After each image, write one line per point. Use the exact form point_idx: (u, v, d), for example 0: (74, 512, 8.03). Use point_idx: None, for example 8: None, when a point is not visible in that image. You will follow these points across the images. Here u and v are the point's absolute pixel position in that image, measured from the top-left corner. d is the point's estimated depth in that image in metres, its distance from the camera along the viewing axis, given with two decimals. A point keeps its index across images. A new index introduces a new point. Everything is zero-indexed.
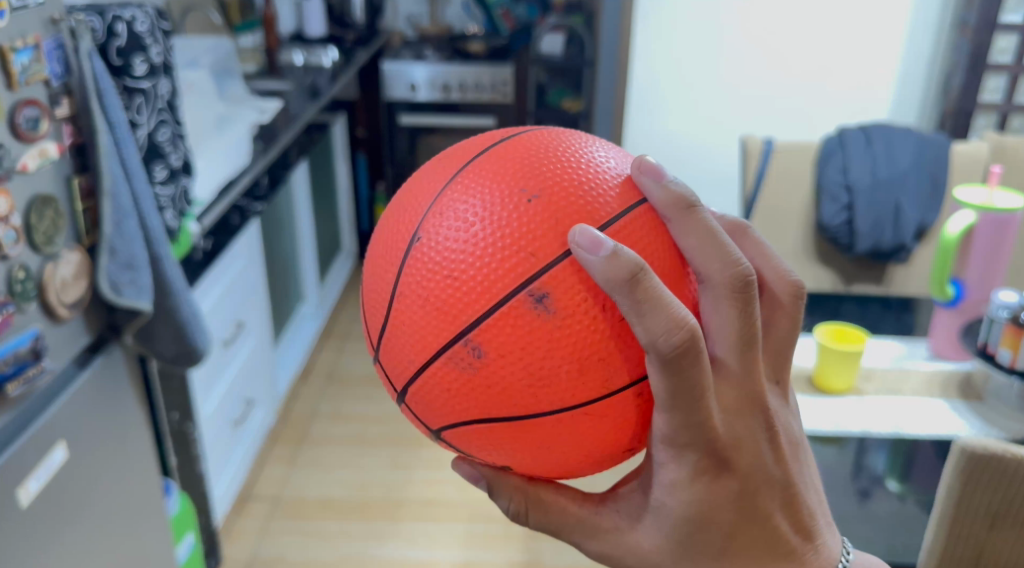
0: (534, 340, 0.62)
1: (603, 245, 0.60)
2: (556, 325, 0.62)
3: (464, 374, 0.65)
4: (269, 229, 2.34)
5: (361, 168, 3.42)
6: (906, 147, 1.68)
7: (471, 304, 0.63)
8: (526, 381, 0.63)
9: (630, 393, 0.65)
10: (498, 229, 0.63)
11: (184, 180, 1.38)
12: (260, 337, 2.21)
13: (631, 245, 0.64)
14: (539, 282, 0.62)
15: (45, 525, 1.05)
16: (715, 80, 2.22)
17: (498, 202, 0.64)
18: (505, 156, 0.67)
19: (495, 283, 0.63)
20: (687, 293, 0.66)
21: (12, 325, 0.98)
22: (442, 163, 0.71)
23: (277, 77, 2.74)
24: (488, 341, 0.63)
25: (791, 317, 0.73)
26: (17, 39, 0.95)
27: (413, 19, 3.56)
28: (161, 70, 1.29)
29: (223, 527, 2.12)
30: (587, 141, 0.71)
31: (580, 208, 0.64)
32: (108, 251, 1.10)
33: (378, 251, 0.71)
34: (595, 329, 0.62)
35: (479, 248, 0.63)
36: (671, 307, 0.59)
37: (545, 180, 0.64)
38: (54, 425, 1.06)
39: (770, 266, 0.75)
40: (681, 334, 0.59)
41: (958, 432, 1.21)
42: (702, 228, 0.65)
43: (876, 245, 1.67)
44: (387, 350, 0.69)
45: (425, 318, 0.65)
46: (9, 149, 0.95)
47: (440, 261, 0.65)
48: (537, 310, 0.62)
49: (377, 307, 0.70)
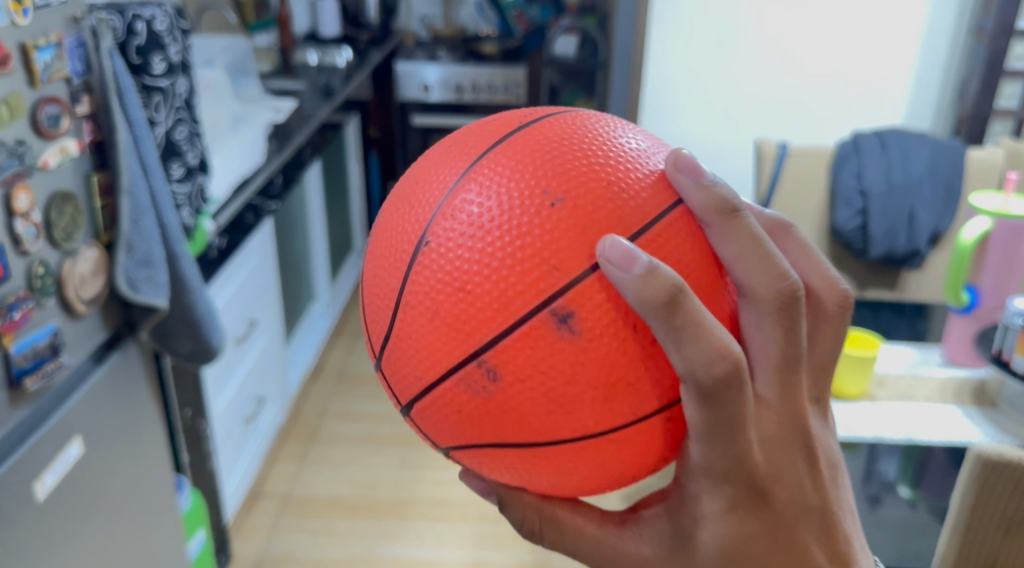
0: (557, 364, 0.61)
1: (637, 262, 0.58)
2: (582, 347, 0.61)
3: (478, 397, 0.64)
4: (282, 227, 2.35)
5: (373, 167, 3.40)
6: (921, 152, 1.68)
7: (486, 321, 0.62)
8: (546, 405, 0.62)
9: (660, 417, 0.64)
10: (517, 240, 0.61)
11: (200, 178, 1.39)
12: (272, 335, 2.22)
13: (664, 254, 0.62)
14: (562, 299, 0.61)
15: (59, 520, 1.06)
16: (729, 83, 2.21)
17: (518, 208, 0.62)
18: (523, 153, 0.65)
19: (513, 300, 0.61)
20: (723, 303, 0.64)
21: (31, 320, 0.99)
22: (454, 156, 0.68)
23: (291, 76, 2.75)
24: (504, 363, 0.62)
25: (835, 330, 0.72)
26: (40, 37, 0.96)
27: (427, 19, 3.58)
28: (179, 68, 1.30)
29: (233, 524, 2.13)
30: (612, 131, 0.68)
31: (608, 215, 0.62)
32: (126, 248, 1.11)
33: (381, 251, 0.69)
34: (625, 351, 0.61)
35: (495, 259, 0.62)
36: (714, 336, 0.58)
37: (568, 184, 0.62)
38: (69, 421, 1.07)
39: (815, 269, 0.73)
40: (723, 365, 0.59)
41: (972, 439, 1.21)
42: (746, 234, 0.63)
43: (890, 251, 1.67)
44: (393, 364, 0.68)
45: (436, 333, 0.64)
46: (31, 145, 0.96)
47: (452, 272, 0.63)
48: (561, 330, 0.61)
49: (381, 312, 0.68)
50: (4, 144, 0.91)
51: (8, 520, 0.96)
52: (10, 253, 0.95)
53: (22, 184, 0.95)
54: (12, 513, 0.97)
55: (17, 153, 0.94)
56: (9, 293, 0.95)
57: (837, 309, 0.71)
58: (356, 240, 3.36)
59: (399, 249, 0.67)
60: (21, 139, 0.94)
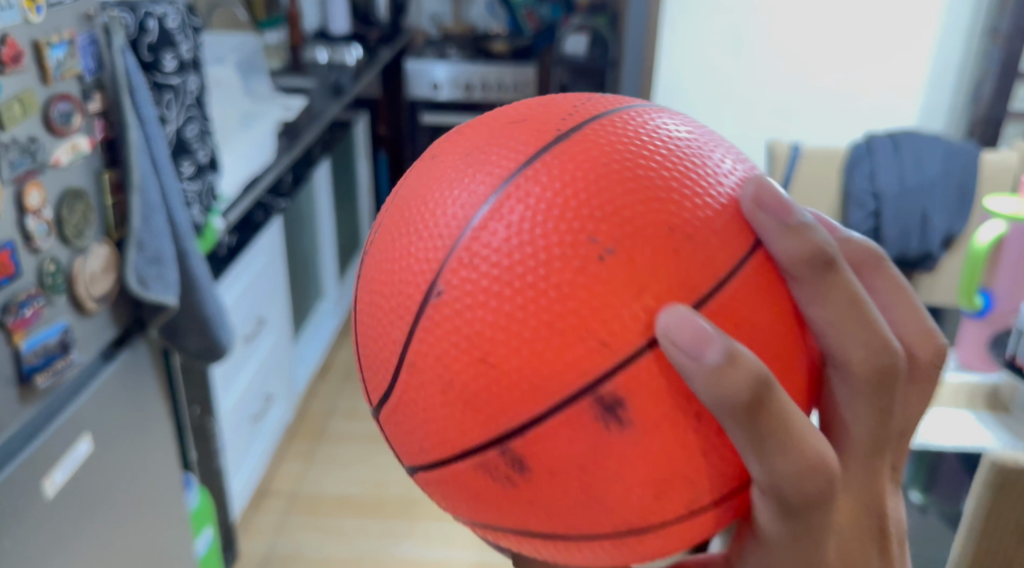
0: (604, 455, 0.56)
1: (709, 346, 0.52)
2: (635, 442, 0.55)
3: (503, 489, 0.58)
4: (291, 225, 2.36)
5: (382, 165, 3.40)
6: (935, 155, 1.66)
7: (513, 402, 0.55)
8: (581, 496, 0.57)
9: (726, 508, 0.61)
10: (556, 304, 0.54)
11: (211, 176, 1.39)
12: (280, 332, 2.22)
13: (734, 321, 0.56)
14: (614, 381, 0.55)
15: (68, 518, 1.06)
16: (741, 84, 2.18)
17: (559, 265, 0.55)
18: (563, 185, 0.57)
19: (550, 378, 0.55)
20: (799, 367, 0.59)
21: (42, 317, 0.99)
22: (475, 176, 0.60)
23: (301, 73, 2.75)
24: (537, 452, 0.56)
25: (924, 393, 0.66)
26: (52, 35, 0.96)
27: (436, 18, 3.58)
28: (190, 66, 1.29)
29: (240, 521, 2.14)
30: (669, 149, 0.60)
31: (670, 278, 0.55)
32: (136, 245, 1.11)
33: (382, 288, 0.62)
34: (685, 441, 0.56)
35: (527, 325, 0.55)
36: (804, 449, 0.54)
37: (618, 234, 0.55)
38: (79, 418, 1.07)
39: (914, 325, 0.65)
40: (810, 479, 0.55)
41: (985, 445, 1.19)
42: (843, 297, 0.57)
43: (903, 252, 1.67)
44: (396, 426, 0.62)
45: (452, 410, 0.57)
46: (43, 143, 0.96)
47: (473, 337, 0.56)
48: (609, 420, 0.55)
49: (383, 364, 0.62)
50: (16, 141, 0.91)
51: (18, 517, 0.96)
52: (21, 251, 0.94)
53: (34, 181, 0.95)
54: (20, 510, 0.96)
55: (29, 151, 0.93)
56: (20, 290, 0.95)
57: (933, 369, 0.65)
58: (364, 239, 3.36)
59: (406, 290, 0.59)
60: (33, 136, 0.94)
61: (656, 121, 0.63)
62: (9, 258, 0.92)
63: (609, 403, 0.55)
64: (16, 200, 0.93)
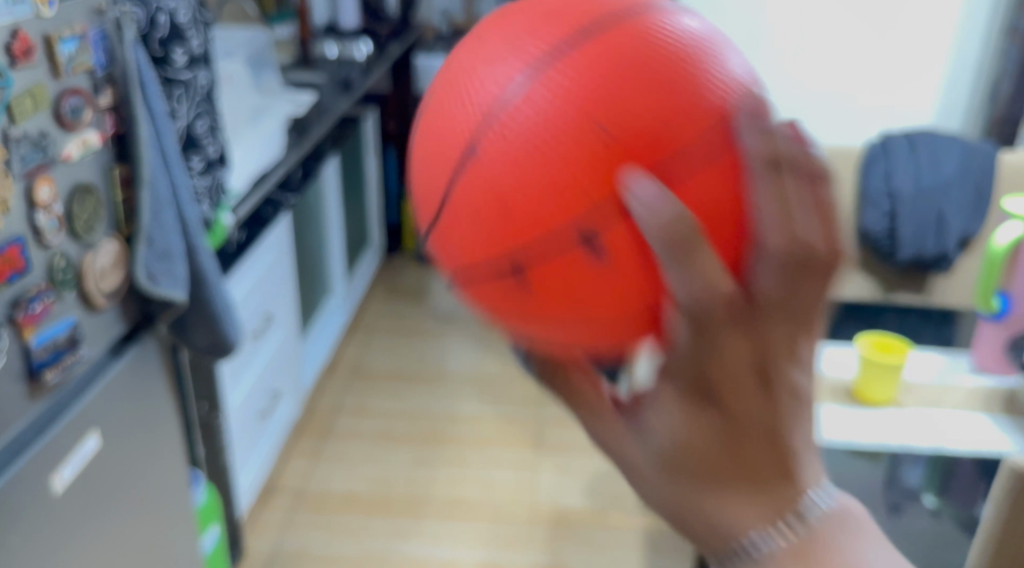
0: (592, 285, 0.58)
1: (652, 199, 0.49)
2: (611, 274, 0.57)
3: (508, 288, 0.61)
4: (301, 221, 2.36)
5: (390, 161, 3.49)
6: (951, 154, 1.65)
7: (525, 225, 0.58)
8: (579, 323, 0.60)
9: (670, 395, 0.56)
10: (567, 141, 0.56)
11: (220, 172, 1.38)
12: (289, 329, 2.22)
13: (709, 186, 0.55)
14: (600, 229, 0.56)
15: (75, 515, 1.05)
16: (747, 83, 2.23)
17: (572, 120, 0.56)
18: (595, 54, 0.58)
19: (554, 212, 0.57)
20: (736, 233, 0.53)
21: (52, 313, 0.98)
22: (524, 25, 0.63)
23: (311, 68, 2.74)
24: (533, 268, 0.59)
25: None
26: (64, 28, 0.95)
27: (447, 13, 3.57)
28: (201, 61, 1.28)
29: (248, 518, 2.13)
30: (704, 47, 0.60)
31: (671, 131, 0.55)
32: (146, 241, 1.10)
33: (432, 133, 0.65)
34: (647, 281, 0.56)
35: (540, 156, 0.57)
36: (772, 374, 0.51)
37: (638, 98, 0.56)
38: (87, 415, 1.06)
39: None
40: (758, 389, 0.51)
41: (1003, 449, 1.18)
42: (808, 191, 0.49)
43: (919, 254, 1.63)
44: (440, 245, 0.66)
45: (479, 228, 0.61)
46: (54, 137, 0.95)
47: (496, 167, 0.58)
48: (593, 257, 0.57)
49: (427, 191, 0.65)
50: (27, 135, 0.90)
51: (25, 514, 0.95)
52: (31, 246, 0.94)
53: (44, 176, 0.94)
54: (28, 507, 0.96)
55: (40, 145, 0.92)
56: (30, 285, 0.94)
57: None
58: (373, 236, 3.37)
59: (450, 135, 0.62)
60: (44, 131, 0.93)
61: (682, 16, 0.63)
62: (19, 253, 0.91)
63: (591, 240, 0.56)
64: (26, 195, 0.92)
